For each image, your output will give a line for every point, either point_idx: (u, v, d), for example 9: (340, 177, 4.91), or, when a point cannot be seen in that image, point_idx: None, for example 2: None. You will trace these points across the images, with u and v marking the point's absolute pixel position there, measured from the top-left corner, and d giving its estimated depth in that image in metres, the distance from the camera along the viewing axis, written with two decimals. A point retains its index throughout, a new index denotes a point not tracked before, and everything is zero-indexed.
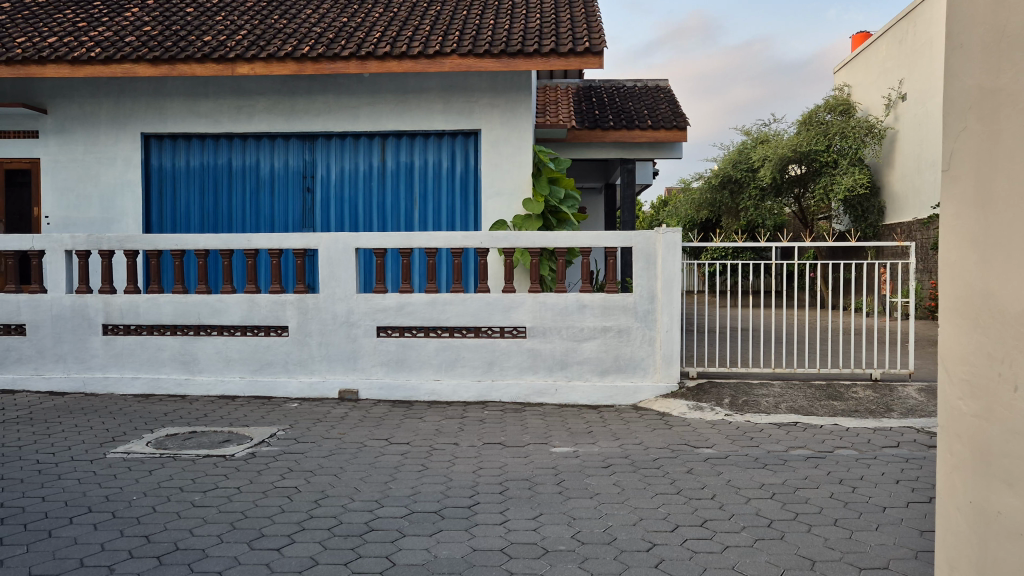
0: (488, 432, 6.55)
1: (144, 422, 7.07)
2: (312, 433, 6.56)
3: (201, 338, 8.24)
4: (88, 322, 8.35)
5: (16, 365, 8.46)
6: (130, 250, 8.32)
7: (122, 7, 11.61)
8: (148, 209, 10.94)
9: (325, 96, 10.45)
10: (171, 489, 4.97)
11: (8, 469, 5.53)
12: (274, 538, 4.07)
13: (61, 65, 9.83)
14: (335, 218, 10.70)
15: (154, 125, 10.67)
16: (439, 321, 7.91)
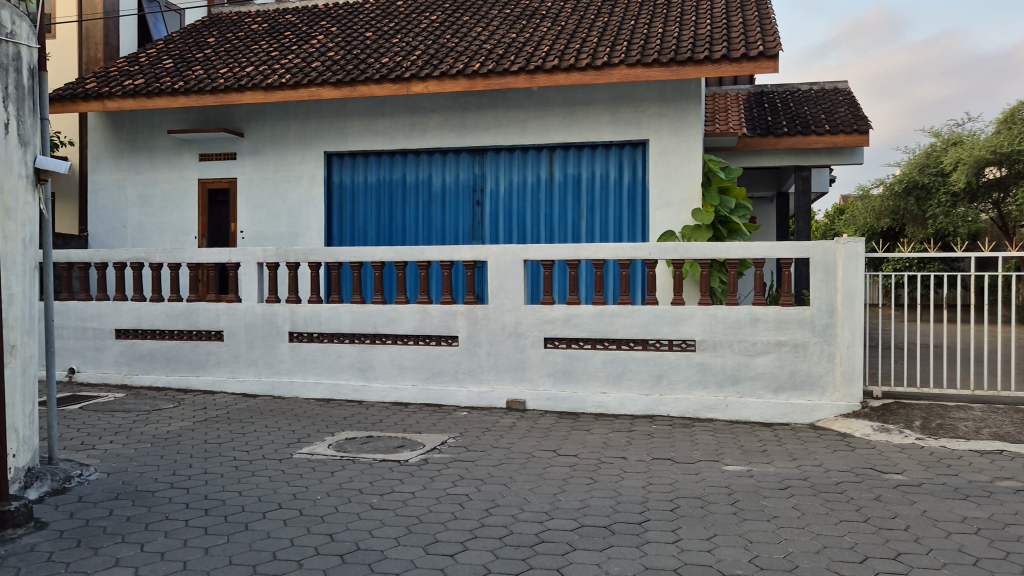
0: (658, 447, 6.42)
1: (326, 425, 7.48)
2: (482, 442, 6.69)
3: (377, 346, 8.63)
4: (277, 329, 8.96)
5: (215, 368, 9.21)
6: (314, 262, 8.84)
7: (310, 36, 12.45)
8: (330, 223, 11.61)
9: (495, 111, 10.71)
10: (352, 491, 5.22)
11: (209, 464, 6.01)
12: (448, 544, 4.16)
13: (257, 92, 10.65)
14: (503, 230, 10.92)
15: (336, 144, 11.33)
16: (606, 333, 7.86)
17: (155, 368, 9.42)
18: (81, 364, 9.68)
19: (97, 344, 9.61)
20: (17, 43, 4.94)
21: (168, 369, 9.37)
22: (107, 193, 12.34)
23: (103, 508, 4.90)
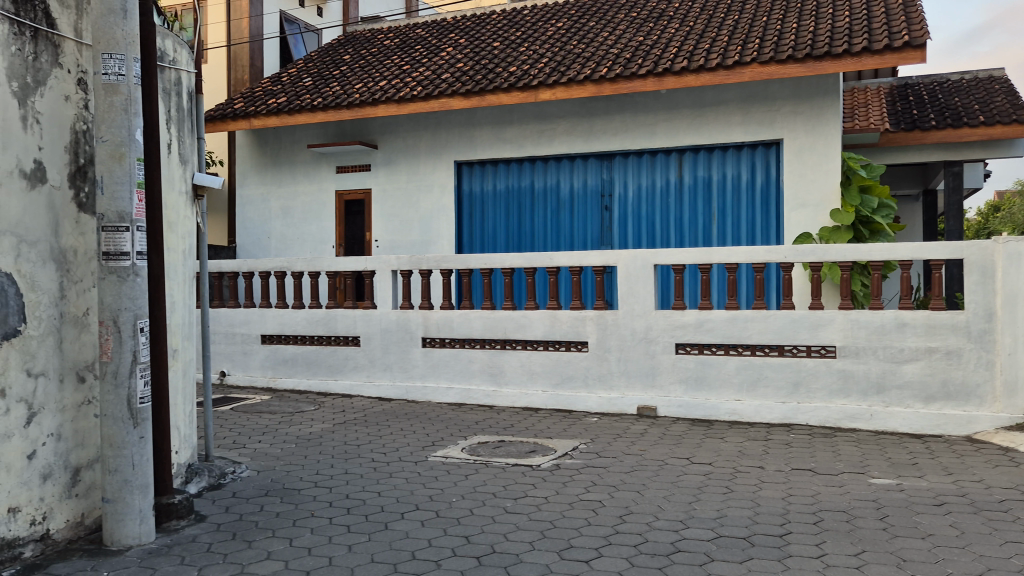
0: (797, 457, 6.19)
1: (459, 429, 7.64)
2: (613, 448, 6.65)
3: (507, 352, 8.72)
4: (411, 335, 9.22)
5: (352, 372, 9.58)
6: (445, 269, 9.05)
7: (439, 48, 12.78)
8: (460, 231, 11.86)
9: (623, 115, 10.65)
10: (486, 494, 5.31)
11: (350, 465, 6.26)
12: (583, 550, 4.16)
13: (390, 104, 11.03)
14: (632, 235, 10.83)
15: (466, 153, 11.57)
16: (740, 339, 7.65)
17: (297, 372, 9.90)
18: (231, 367, 10.30)
19: (245, 349, 10.20)
20: (179, 69, 5.31)
21: (309, 373, 9.82)
22: (254, 207, 13.10)
23: (255, 504, 5.19)
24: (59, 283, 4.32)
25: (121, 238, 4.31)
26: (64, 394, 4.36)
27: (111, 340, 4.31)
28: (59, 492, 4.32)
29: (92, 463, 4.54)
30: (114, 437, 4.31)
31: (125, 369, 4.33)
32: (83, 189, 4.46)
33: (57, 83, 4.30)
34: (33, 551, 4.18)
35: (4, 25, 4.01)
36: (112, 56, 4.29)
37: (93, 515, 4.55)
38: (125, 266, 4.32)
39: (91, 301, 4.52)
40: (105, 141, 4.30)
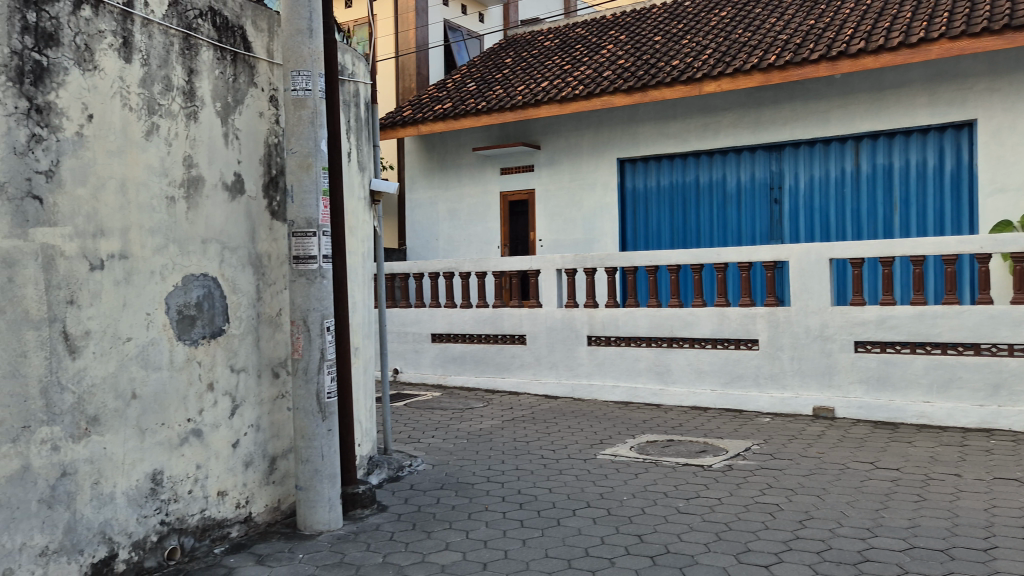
0: (999, 465, 5.69)
1: (626, 427, 7.59)
2: (789, 450, 6.39)
3: (674, 350, 8.58)
4: (576, 333, 9.27)
5: (519, 370, 9.75)
6: (609, 268, 9.01)
7: (599, 46, 12.76)
8: (623, 229, 11.80)
9: (793, 103, 10.20)
10: (657, 493, 5.25)
11: (520, 461, 6.38)
12: (762, 554, 4.03)
13: (552, 105, 11.14)
14: (805, 228, 10.38)
15: (628, 150, 11.49)
16: (929, 337, 7.13)
17: (466, 370, 10.19)
18: (404, 365, 10.76)
19: (416, 347, 10.62)
20: (357, 82, 5.60)
21: (477, 371, 10.09)
22: (423, 211, 13.65)
23: (432, 496, 5.39)
24: (256, 286, 4.68)
25: (309, 242, 4.61)
26: (262, 388, 4.71)
27: (301, 338, 4.62)
28: (260, 478, 4.68)
29: (286, 453, 4.88)
30: (306, 429, 4.62)
31: (313, 366, 4.62)
32: (275, 198, 4.81)
33: (252, 101, 4.66)
34: (238, 531, 4.55)
35: (209, 51, 4.39)
36: (300, 73, 4.60)
37: (288, 501, 4.89)
38: (312, 269, 4.62)
39: (283, 302, 4.86)
40: (295, 153, 4.62)
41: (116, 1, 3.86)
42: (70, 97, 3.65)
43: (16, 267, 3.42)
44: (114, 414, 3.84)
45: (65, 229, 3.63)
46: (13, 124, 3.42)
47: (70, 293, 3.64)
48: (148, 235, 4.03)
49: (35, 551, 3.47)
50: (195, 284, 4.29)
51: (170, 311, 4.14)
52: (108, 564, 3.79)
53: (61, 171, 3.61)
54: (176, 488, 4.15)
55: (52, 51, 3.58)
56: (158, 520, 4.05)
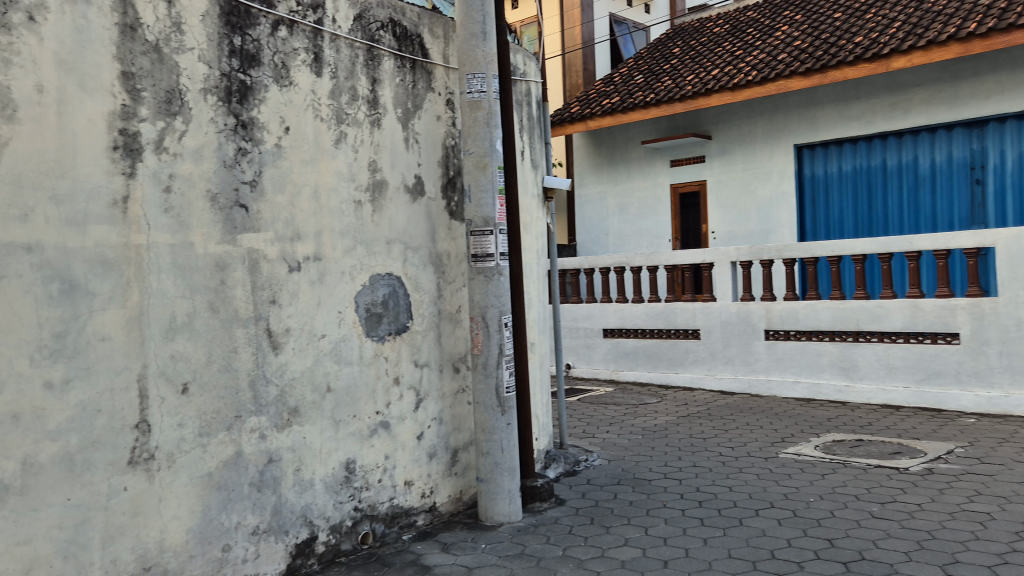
0: None
1: (809, 426, 7.25)
2: (998, 454, 5.85)
3: (860, 345, 8.10)
4: (753, 328, 8.96)
5: (693, 365, 9.55)
6: (788, 259, 8.61)
7: (774, 28, 12.23)
8: (802, 217, 11.26)
9: (997, 75, 9.31)
10: (847, 496, 4.97)
11: (698, 458, 6.24)
12: (972, 567, 3.72)
13: (724, 93, 10.82)
14: (1013, 211, 9.49)
15: (807, 135, 10.95)
16: None
17: (638, 365, 10.10)
18: (577, 360, 10.83)
19: (588, 343, 10.67)
20: (528, 81, 5.68)
21: (649, 366, 9.98)
22: (592, 206, 13.70)
23: (609, 491, 5.38)
24: (437, 284, 4.86)
25: (487, 241, 4.72)
26: (444, 382, 4.89)
27: (481, 334, 4.74)
28: (443, 469, 4.86)
29: (467, 445, 5.04)
30: (487, 423, 4.74)
31: (493, 361, 4.73)
32: (453, 198, 4.97)
33: (430, 106, 4.84)
34: (424, 520, 4.74)
35: (390, 60, 4.60)
36: (476, 75, 4.72)
37: (469, 492, 5.05)
38: (490, 266, 4.74)
39: (462, 300, 5.03)
40: (471, 154, 4.75)
41: (307, 20, 4.13)
42: (270, 112, 3.95)
43: (228, 270, 3.74)
44: (312, 406, 4.11)
45: (267, 234, 3.93)
46: (223, 140, 3.74)
47: (272, 293, 3.94)
48: (339, 238, 4.28)
49: (248, 530, 3.79)
50: (381, 283, 4.51)
51: (359, 309, 4.38)
52: (310, 545, 4.08)
53: (263, 181, 3.91)
54: (367, 476, 4.39)
55: (255, 70, 3.88)
56: (352, 507, 4.31)
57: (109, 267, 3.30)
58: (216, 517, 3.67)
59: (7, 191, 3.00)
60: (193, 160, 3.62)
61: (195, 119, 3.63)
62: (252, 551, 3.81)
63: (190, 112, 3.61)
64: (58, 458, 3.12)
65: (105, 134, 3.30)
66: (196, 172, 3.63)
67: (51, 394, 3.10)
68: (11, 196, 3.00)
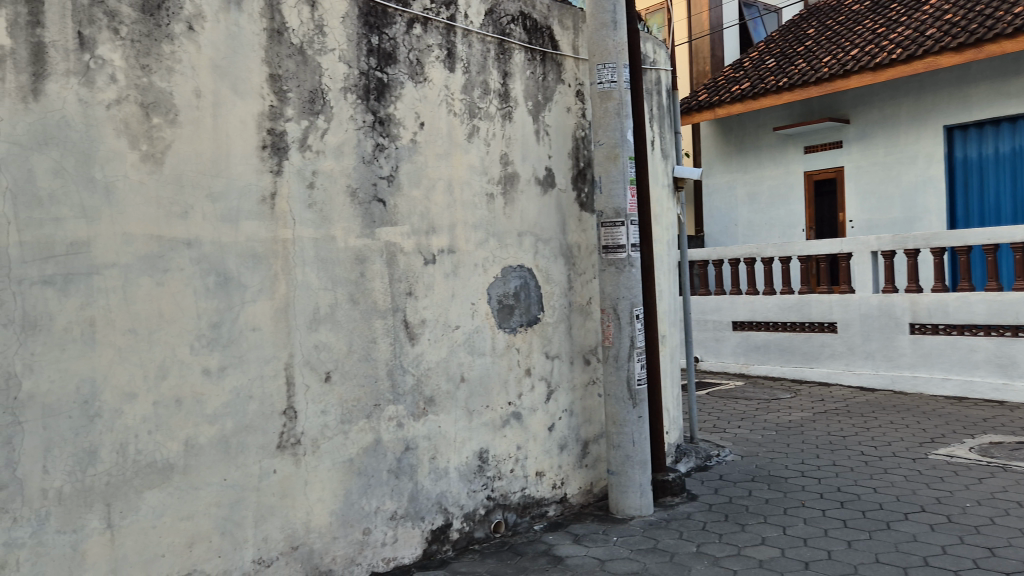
0: None
1: (962, 426, 6.81)
2: None
3: (1020, 340, 7.52)
4: (896, 321, 8.49)
5: (829, 360, 9.16)
6: (936, 248, 8.10)
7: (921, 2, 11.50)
8: (953, 203, 10.59)
9: None
10: (1008, 503, 4.63)
11: (838, 456, 5.97)
12: None
13: (865, 74, 10.29)
14: None
15: (958, 115, 10.25)
16: None
17: (770, 359, 9.80)
18: (705, 353, 10.63)
19: (717, 336, 10.43)
20: (658, 69, 5.58)
21: (782, 360, 9.66)
22: (721, 195, 13.39)
23: (744, 488, 5.23)
24: (568, 276, 4.86)
25: (618, 232, 4.68)
26: (575, 373, 4.89)
27: (612, 326, 4.72)
28: (573, 461, 4.87)
29: (598, 438, 5.02)
30: (618, 415, 4.71)
31: (624, 353, 4.69)
32: (583, 190, 4.96)
33: (560, 97, 4.83)
34: (555, 510, 4.76)
35: (521, 53, 4.62)
36: (606, 65, 4.68)
37: (600, 485, 5.03)
38: (621, 258, 4.69)
39: (593, 291, 5.01)
40: (602, 145, 4.72)
41: (440, 17, 4.20)
42: (405, 108, 4.04)
43: (367, 263, 3.87)
44: (447, 396, 4.20)
45: (404, 227, 4.03)
46: (362, 136, 3.86)
47: (409, 285, 4.04)
48: (472, 231, 4.34)
49: (387, 515, 3.92)
50: (512, 275, 4.55)
51: (491, 301, 4.44)
52: (445, 531, 4.17)
53: (399, 176, 4.02)
54: (500, 466, 4.45)
55: (391, 68, 3.98)
56: (485, 495, 4.37)
57: (259, 261, 3.48)
58: (358, 501, 3.81)
59: (171, 190, 3.21)
60: (334, 157, 3.75)
61: (335, 118, 3.76)
62: (391, 535, 3.94)
63: (332, 111, 3.74)
64: (215, 441, 3.32)
65: (255, 134, 3.48)
66: (338, 168, 3.76)
67: (208, 379, 3.30)
68: (173, 194, 3.22)
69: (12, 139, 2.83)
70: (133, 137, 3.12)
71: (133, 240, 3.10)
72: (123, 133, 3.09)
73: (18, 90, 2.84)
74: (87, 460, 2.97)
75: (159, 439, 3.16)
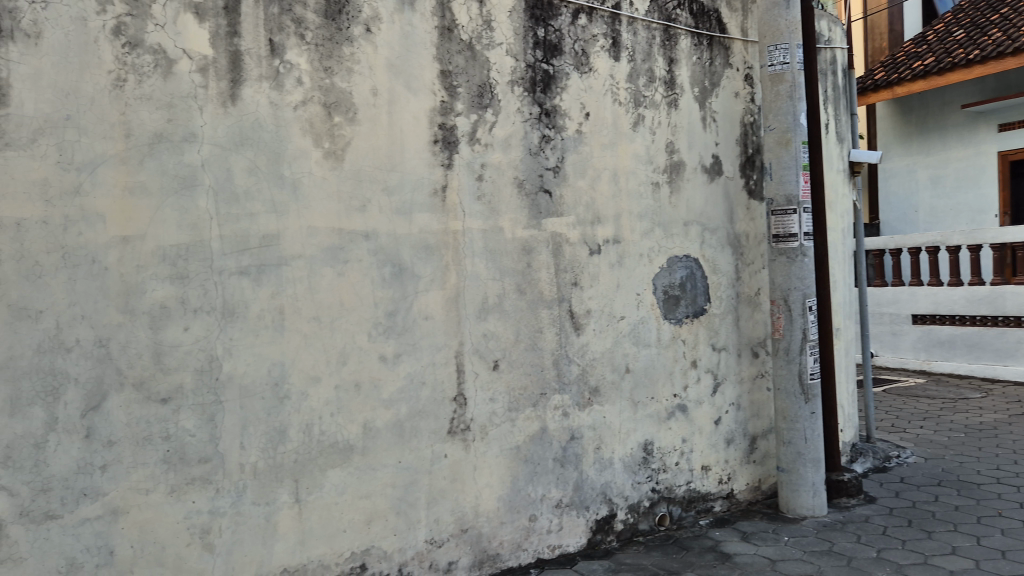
0: None
1: None
2: None
3: None
4: None
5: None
6: None
7: None
8: None
9: None
10: None
11: None
12: None
13: None
14: None
15: None
16: None
17: (956, 355, 9.10)
18: (881, 348, 10.09)
19: (894, 329, 9.86)
20: (834, 48, 5.29)
21: (970, 356, 8.93)
22: (899, 179, 12.61)
23: (930, 493, 4.89)
24: (736, 266, 4.72)
25: (790, 220, 4.49)
26: (742, 366, 4.74)
27: (782, 318, 4.54)
28: (741, 456, 4.73)
29: (767, 433, 4.85)
30: (789, 410, 4.53)
31: (796, 346, 4.51)
32: (752, 177, 4.79)
33: (728, 82, 4.69)
34: (722, 506, 4.65)
35: (687, 39, 4.52)
36: (778, 47, 4.51)
37: (769, 482, 4.86)
38: (793, 247, 4.50)
39: (762, 282, 4.83)
40: (773, 130, 4.55)
41: (606, 6, 4.18)
42: (571, 99, 4.06)
43: (534, 253, 3.92)
44: (612, 386, 4.19)
45: (570, 218, 4.05)
46: (528, 128, 3.91)
47: (575, 276, 4.06)
48: (637, 220, 4.30)
49: (552, 503, 3.97)
50: (678, 265, 4.47)
51: (656, 292, 4.38)
52: (609, 522, 4.17)
53: (566, 167, 4.04)
54: (664, 459, 4.39)
55: (557, 59, 4.01)
56: (650, 487, 4.33)
57: (431, 252, 3.60)
58: (524, 488, 3.88)
59: (350, 184, 3.38)
60: (502, 150, 3.82)
61: (503, 111, 3.83)
62: (556, 522, 3.98)
63: (499, 104, 3.81)
64: (392, 424, 3.48)
65: (427, 129, 3.60)
66: (506, 160, 3.83)
67: (385, 365, 3.46)
68: (353, 188, 3.39)
69: (215, 142, 3.08)
70: (317, 136, 3.31)
71: (317, 233, 3.30)
72: (308, 132, 3.29)
73: (218, 96, 3.08)
74: (277, 437, 3.19)
75: (341, 421, 3.34)
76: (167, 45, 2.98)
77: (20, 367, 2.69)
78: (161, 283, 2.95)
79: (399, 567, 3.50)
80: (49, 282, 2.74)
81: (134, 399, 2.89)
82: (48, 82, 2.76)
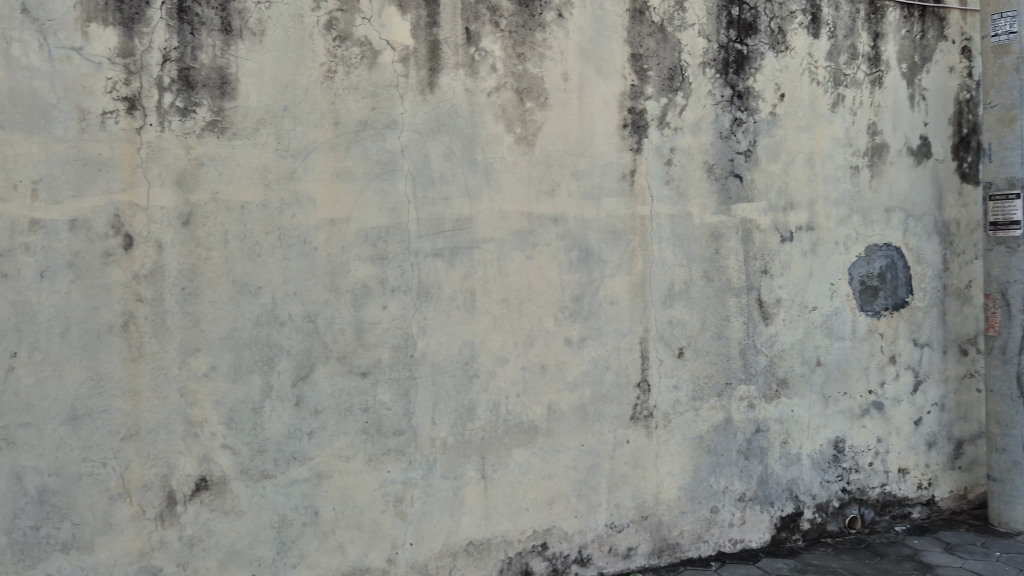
0: None
1: None
2: None
3: None
4: None
5: None
6: None
7: None
8: None
9: None
10: None
11: None
12: None
13: None
14: None
15: None
16: None
17: None
18: None
19: None
20: None
21: None
22: None
23: None
24: (944, 256, 4.36)
25: (1011, 206, 4.09)
26: (948, 364, 4.38)
27: (999, 313, 4.16)
28: (944, 461, 4.39)
29: (976, 438, 4.46)
30: (1003, 415, 4.15)
31: (1014, 345, 4.11)
32: (966, 159, 4.40)
33: (942, 56, 4.33)
34: (921, 513, 4.33)
35: (896, 11, 4.20)
36: (1003, 15, 4.11)
37: (976, 490, 4.48)
38: (1014, 236, 4.10)
39: (974, 274, 4.44)
40: (995, 106, 4.17)
41: None
42: (766, 80, 3.89)
43: (722, 240, 3.81)
44: (802, 379, 4.01)
45: (761, 204, 3.90)
46: (719, 111, 3.79)
47: (765, 263, 3.91)
48: (834, 207, 4.08)
49: (735, 496, 3.86)
50: (879, 254, 4.19)
51: (853, 282, 4.13)
52: (795, 520, 4.01)
53: (758, 150, 3.89)
54: (858, 458, 4.15)
55: (752, 39, 3.86)
56: (840, 487, 4.11)
57: (618, 237, 3.59)
58: (706, 479, 3.79)
59: (540, 169, 3.42)
60: (692, 133, 3.74)
61: (694, 94, 3.73)
62: (739, 516, 3.87)
63: (690, 87, 3.72)
64: (576, 408, 3.51)
65: (617, 113, 3.58)
66: (695, 144, 3.74)
67: (570, 349, 3.50)
68: (542, 172, 3.43)
69: (413, 128, 3.21)
70: (509, 121, 3.37)
71: (508, 217, 3.37)
72: (501, 118, 3.36)
73: (418, 84, 3.21)
74: (466, 414, 3.30)
75: (526, 402, 3.41)
76: (373, 37, 3.13)
77: (242, 338, 2.94)
78: (363, 263, 3.12)
79: (580, 549, 3.53)
80: (267, 260, 2.97)
81: (338, 371, 3.09)
82: (271, 76, 2.98)
